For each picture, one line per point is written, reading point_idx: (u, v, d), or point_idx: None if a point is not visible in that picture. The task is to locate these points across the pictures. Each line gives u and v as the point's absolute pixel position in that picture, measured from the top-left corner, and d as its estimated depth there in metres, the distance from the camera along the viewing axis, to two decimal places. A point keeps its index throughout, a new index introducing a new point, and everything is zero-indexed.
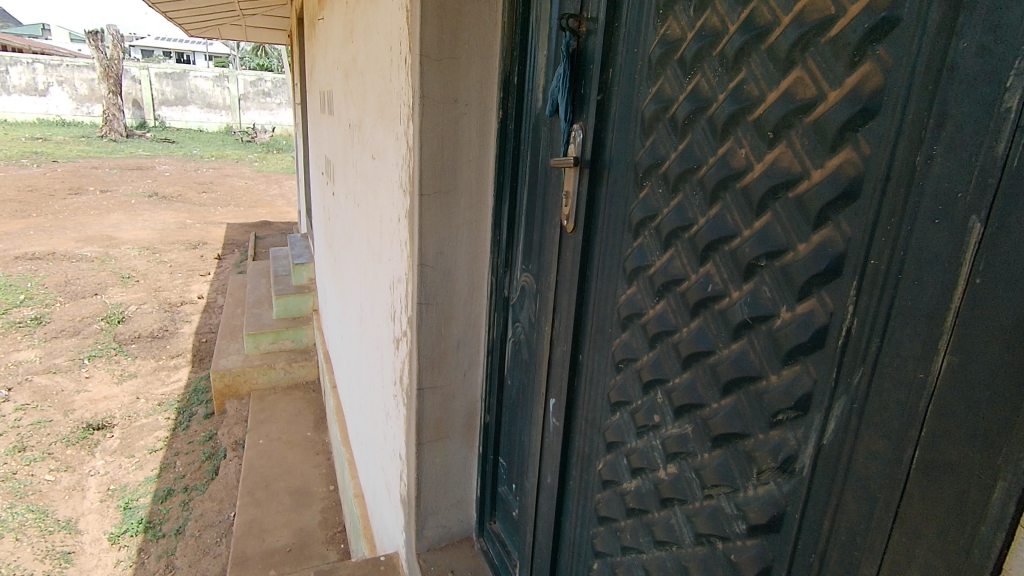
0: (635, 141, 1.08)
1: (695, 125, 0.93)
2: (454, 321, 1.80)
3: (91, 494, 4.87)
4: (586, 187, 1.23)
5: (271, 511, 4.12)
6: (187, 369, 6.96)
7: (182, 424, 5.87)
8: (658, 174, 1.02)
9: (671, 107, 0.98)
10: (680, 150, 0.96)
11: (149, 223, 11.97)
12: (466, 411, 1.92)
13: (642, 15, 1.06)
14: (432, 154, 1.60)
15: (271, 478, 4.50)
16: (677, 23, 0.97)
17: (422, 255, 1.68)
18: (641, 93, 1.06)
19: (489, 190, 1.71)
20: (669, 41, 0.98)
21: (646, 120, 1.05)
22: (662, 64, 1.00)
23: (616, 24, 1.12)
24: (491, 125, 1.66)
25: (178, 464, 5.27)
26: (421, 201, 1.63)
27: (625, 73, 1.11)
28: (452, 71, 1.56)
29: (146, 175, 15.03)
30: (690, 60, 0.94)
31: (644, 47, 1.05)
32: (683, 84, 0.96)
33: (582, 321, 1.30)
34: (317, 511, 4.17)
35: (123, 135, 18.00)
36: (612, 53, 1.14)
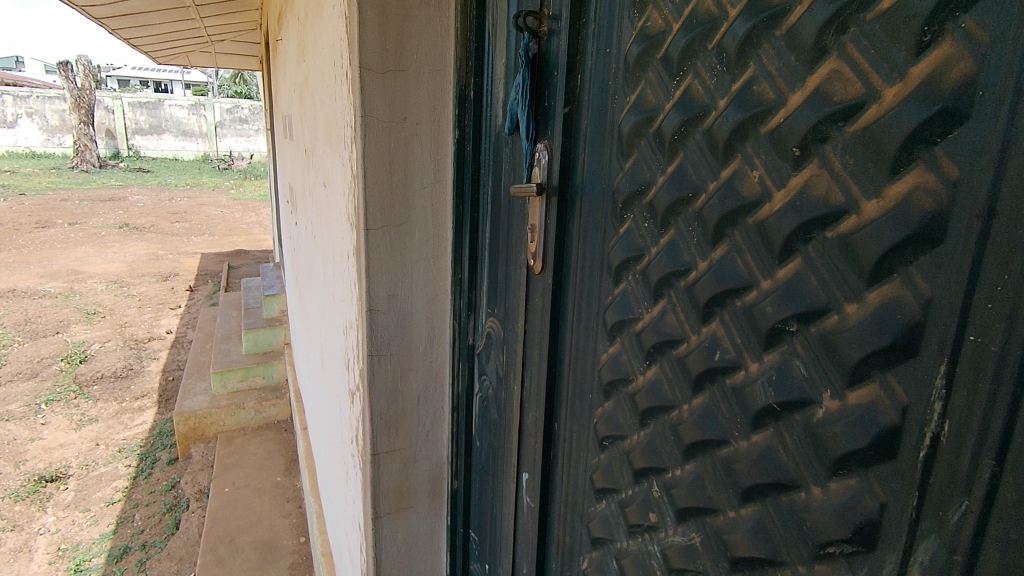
0: (614, 162, 0.86)
1: (689, 141, 0.71)
2: (412, 372, 1.55)
3: (40, 556, 4.52)
4: (554, 221, 1.00)
5: (234, 570, 3.79)
6: (152, 411, 6.57)
7: (144, 472, 5.49)
8: (643, 205, 0.80)
9: (656, 118, 0.76)
10: (668, 176, 0.74)
11: (119, 256, 11.53)
12: (431, 475, 1.67)
13: (614, 5, 0.84)
14: (377, 182, 1.37)
15: (236, 532, 4.16)
16: (660, 10, 0.75)
17: (372, 299, 1.44)
18: (617, 103, 0.84)
19: (447, 221, 1.47)
20: (650, 35, 0.76)
21: (624, 135, 0.83)
22: (641, 63, 0.78)
23: (583, 18, 0.91)
24: (447, 145, 1.42)
25: (138, 517, 4.90)
26: (367, 238, 1.39)
27: (595, 79, 0.89)
28: (399, 85, 1.34)
29: (118, 205, 14.55)
30: (680, 57, 0.72)
31: (618, 45, 0.83)
32: (670, 88, 0.74)
33: (556, 381, 1.07)
34: (285, 568, 3.83)
35: (96, 166, 17.57)
36: (578, 53, 0.92)
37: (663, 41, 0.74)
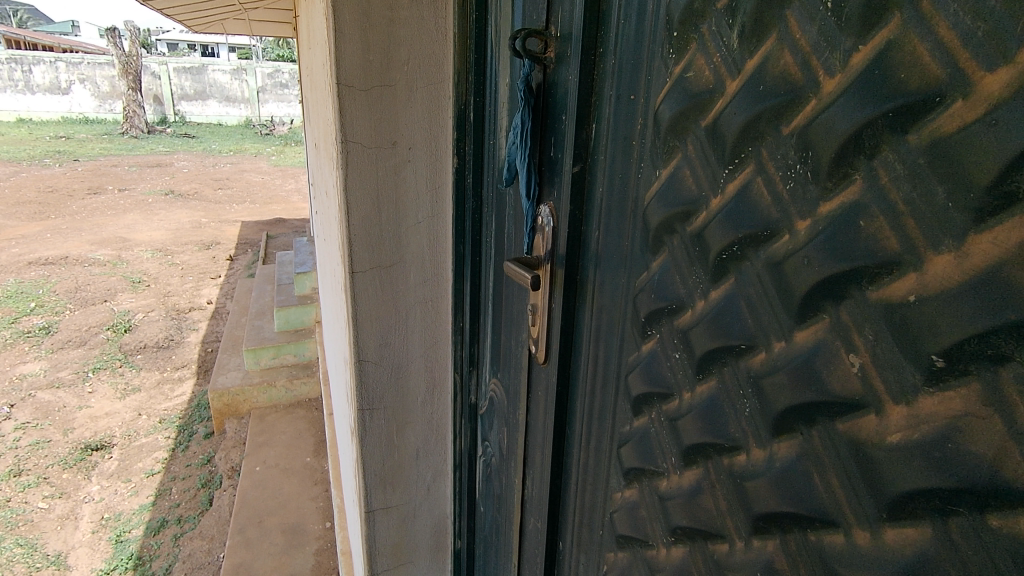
0: (635, 256, 0.62)
1: (744, 267, 0.47)
2: (410, 426, 1.37)
3: (84, 525, 4.42)
4: (558, 308, 0.77)
5: (260, 554, 3.43)
6: (191, 381, 6.30)
7: (182, 445, 5.33)
8: (675, 331, 0.57)
9: (696, 217, 0.52)
10: (711, 308, 0.51)
11: (163, 223, 11.24)
12: (434, 531, 1.50)
13: (640, 34, 0.58)
14: (363, 218, 1.16)
15: (264, 513, 3.79)
16: (706, 54, 0.49)
17: (360, 349, 1.25)
18: (642, 177, 0.60)
19: (447, 260, 1.26)
20: (692, 91, 0.51)
21: (651, 226, 0.59)
22: (677, 130, 0.53)
23: (599, 46, 0.66)
24: (445, 173, 1.20)
25: (175, 490, 4.75)
26: (353, 282, 1.20)
27: (614, 138, 0.64)
28: (386, 104, 1.11)
29: (164, 171, 14.47)
30: (735, 135, 0.46)
31: (647, 93, 0.58)
32: (720, 179, 0.49)
33: (562, 493, 0.87)
34: (310, 555, 3.42)
35: (145, 131, 17.53)
36: (593, 95, 0.67)
37: (709, 105, 0.49)
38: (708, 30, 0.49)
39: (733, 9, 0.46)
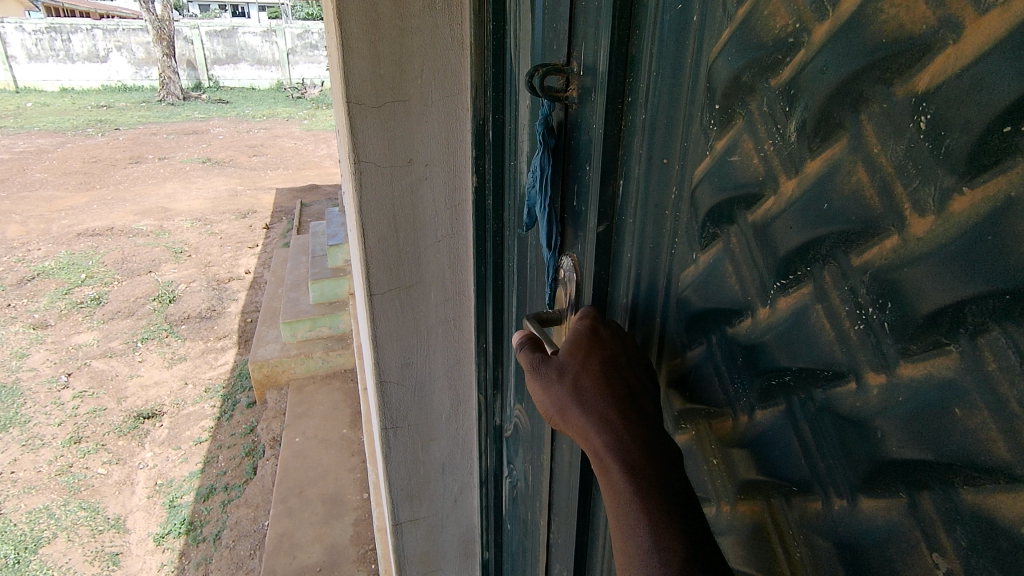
0: (670, 336, 0.61)
1: (793, 399, 0.48)
2: (435, 442, 1.35)
3: (140, 489, 4.14)
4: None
5: (302, 525, 3.16)
6: (233, 350, 5.71)
7: (227, 413, 4.79)
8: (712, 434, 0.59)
9: (741, 321, 0.52)
10: (755, 427, 0.53)
11: (203, 191, 10.73)
12: (462, 541, 1.49)
13: (675, 89, 0.54)
14: (380, 239, 1.11)
15: (305, 483, 3.47)
16: (756, 138, 0.47)
17: (382, 370, 1.22)
18: (680, 252, 0.57)
19: (468, 279, 1.21)
20: (741, 179, 0.49)
21: (686, 311, 0.58)
22: (717, 217, 0.52)
23: (626, 94, 0.59)
24: (465, 188, 1.13)
25: (223, 457, 4.35)
26: (372, 303, 1.16)
27: (641, 204, 0.60)
28: (400, 120, 1.04)
29: (201, 138, 14.07)
30: (791, 247, 0.46)
31: (688, 160, 0.54)
32: (769, 290, 0.49)
33: (591, 533, 0.87)
34: (349, 524, 3.14)
35: (181, 98, 17.13)
36: (619, 146, 0.61)
37: (756, 203, 0.48)
38: (756, 110, 0.47)
39: (789, 93, 0.44)
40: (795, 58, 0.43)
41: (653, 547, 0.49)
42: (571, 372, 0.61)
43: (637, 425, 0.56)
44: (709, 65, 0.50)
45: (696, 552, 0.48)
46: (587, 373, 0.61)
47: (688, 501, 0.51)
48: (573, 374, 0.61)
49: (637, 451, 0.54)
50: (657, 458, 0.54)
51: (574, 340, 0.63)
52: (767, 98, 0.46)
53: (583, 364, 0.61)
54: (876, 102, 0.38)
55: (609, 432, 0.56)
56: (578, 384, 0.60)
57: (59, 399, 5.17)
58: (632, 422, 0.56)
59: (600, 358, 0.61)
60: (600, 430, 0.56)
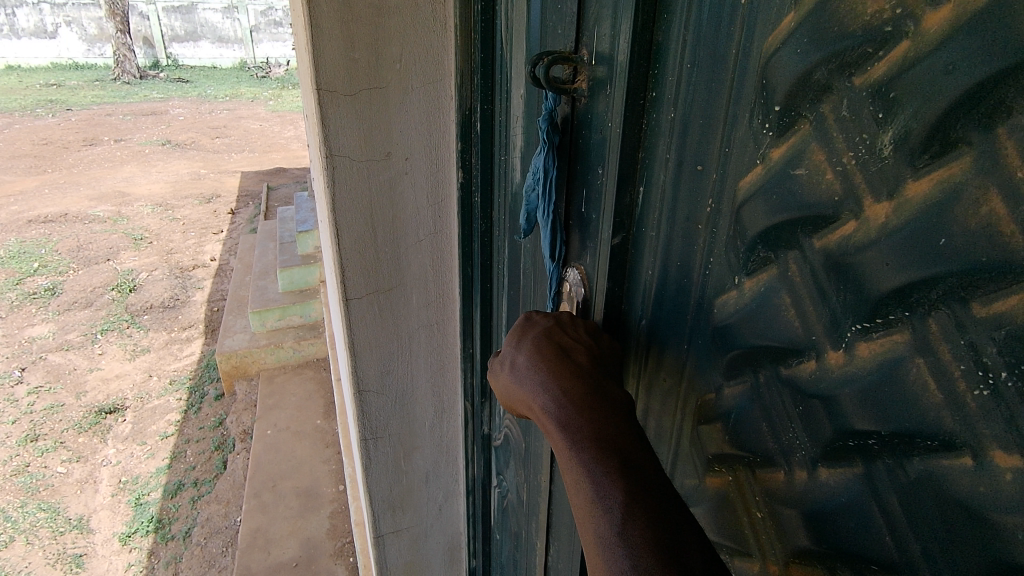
0: (703, 368, 0.57)
1: (878, 464, 0.41)
2: (418, 451, 1.30)
3: (104, 487, 3.97)
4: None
5: (276, 520, 3.04)
6: (200, 340, 5.48)
7: (194, 406, 4.59)
8: (758, 486, 0.53)
9: (801, 362, 0.46)
10: (817, 486, 0.47)
11: (164, 175, 10.25)
12: (448, 548, 1.44)
13: (714, 87, 0.49)
14: (355, 239, 1.06)
15: (278, 476, 3.34)
16: (828, 147, 0.41)
17: (361, 379, 1.18)
18: (718, 272, 0.53)
19: (452, 280, 1.17)
20: (813, 199, 0.43)
21: (731, 345, 0.53)
22: (772, 240, 0.47)
23: (650, 88, 0.56)
24: (448, 183, 1.08)
25: (191, 452, 4.17)
26: (349, 308, 1.11)
27: (666, 216, 0.57)
28: (376, 109, 0.98)
29: (160, 119, 13.42)
30: (880, 287, 0.39)
31: (744, 173, 0.48)
32: (845, 333, 0.42)
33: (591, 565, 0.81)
34: (325, 517, 3.04)
35: (137, 77, 16.31)
36: (640, 147, 0.59)
37: (827, 226, 0.42)
38: (828, 113, 0.41)
39: (879, 93, 0.37)
40: (894, 52, 0.36)
41: (594, 490, 0.46)
42: (510, 355, 0.62)
43: (574, 377, 0.56)
44: (769, 55, 0.44)
45: (636, 482, 0.46)
46: (526, 351, 0.61)
47: (632, 443, 0.49)
48: (515, 357, 0.62)
49: (574, 401, 0.53)
50: (595, 408, 0.53)
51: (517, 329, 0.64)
52: (848, 100, 0.39)
53: (518, 344, 0.62)
54: (1021, 111, 0.30)
55: (548, 393, 0.55)
56: (515, 362, 0.61)
57: (13, 395, 4.90)
58: (564, 378, 0.56)
59: (536, 332, 0.62)
60: (538, 397, 0.56)
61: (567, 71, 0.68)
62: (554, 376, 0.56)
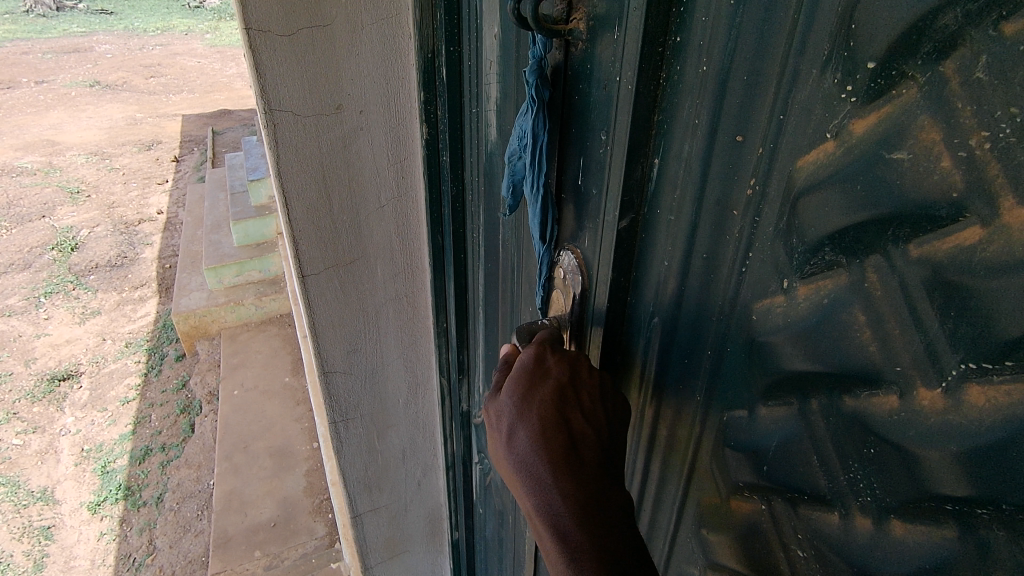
0: (728, 381, 0.50)
1: (980, 534, 0.34)
2: (393, 429, 1.26)
3: (66, 457, 3.80)
4: (597, 342, 0.62)
5: (250, 481, 2.93)
6: (154, 299, 5.16)
7: (154, 368, 4.34)
8: (799, 522, 0.47)
9: (874, 397, 0.38)
10: (884, 542, 0.40)
11: (95, 120, 9.39)
12: (428, 520, 1.43)
13: (766, 39, 0.40)
14: (307, 209, 0.96)
15: (248, 438, 3.21)
16: (949, 123, 0.31)
17: (326, 359, 1.11)
18: (761, 271, 0.44)
19: (421, 249, 1.07)
20: (919, 192, 0.33)
21: (774, 365, 0.45)
22: (846, 242, 0.38)
23: (672, 31, 0.47)
24: (412, 142, 0.96)
25: (155, 417, 3.96)
26: (307, 284, 1.02)
27: (691, 193, 0.48)
28: (322, 52, 0.85)
29: (84, 57, 12.19)
30: (1008, 329, 0.30)
31: (820, 151, 0.38)
32: (947, 376, 0.33)
33: None
34: (301, 476, 2.96)
35: (54, 10, 14.66)
36: (656, 108, 0.50)
37: (935, 228, 0.32)
38: (950, 73, 0.31)
39: None
40: None
41: None
42: (509, 420, 0.54)
43: (575, 481, 0.48)
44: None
45: None
46: (527, 424, 0.52)
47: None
48: (512, 423, 0.54)
49: (572, 516, 0.47)
50: (595, 525, 0.46)
51: (518, 382, 0.54)
52: (988, 53, 0.29)
53: (521, 412, 0.53)
54: None
55: (541, 491, 0.49)
56: (514, 436, 0.53)
57: None
58: (563, 481, 0.48)
59: (542, 405, 0.52)
60: (532, 495, 0.50)
61: (555, 11, 0.57)
62: (556, 487, 0.48)
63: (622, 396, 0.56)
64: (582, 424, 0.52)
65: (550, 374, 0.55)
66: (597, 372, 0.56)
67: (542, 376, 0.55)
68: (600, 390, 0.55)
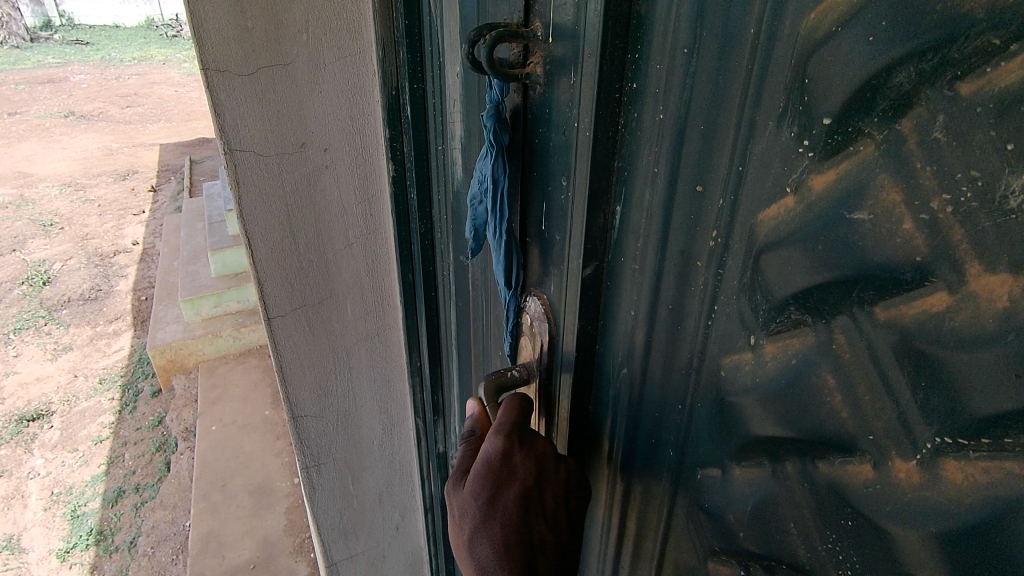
0: (700, 438, 0.48)
1: None
2: (368, 472, 1.21)
3: (34, 502, 3.61)
4: (565, 408, 0.60)
5: (228, 521, 2.79)
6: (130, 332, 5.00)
7: (128, 405, 4.17)
8: None
9: (849, 464, 0.36)
10: None
11: (70, 151, 9.23)
12: (410, 565, 1.37)
13: (722, 89, 0.38)
14: (272, 248, 0.93)
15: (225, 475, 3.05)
16: (909, 183, 0.29)
17: (296, 401, 1.08)
18: (726, 327, 0.42)
19: (392, 286, 1.03)
20: (886, 253, 0.31)
21: (744, 425, 0.43)
22: (811, 302, 0.36)
23: (628, 77, 0.45)
24: (379, 178, 0.92)
25: (129, 455, 3.78)
26: (273, 324, 0.99)
27: (654, 243, 0.46)
28: (282, 89, 0.83)
29: (59, 88, 12.03)
30: (984, 406, 0.28)
31: (779, 208, 0.36)
32: (922, 449, 0.31)
33: None
34: (282, 514, 2.82)
35: (29, 42, 14.52)
36: (616, 154, 0.48)
37: (901, 292, 0.31)
38: (909, 131, 0.29)
39: (1004, 111, 0.25)
40: None
41: None
42: (472, 525, 0.54)
43: None
44: (815, 46, 0.32)
45: None
46: (488, 531, 0.54)
47: None
48: (474, 524, 0.55)
49: None
50: None
51: (482, 485, 0.55)
52: (945, 113, 0.27)
53: (485, 519, 0.54)
54: None
55: None
56: (474, 537, 0.54)
57: None
58: None
59: (506, 514, 0.54)
60: None
61: (513, 56, 0.55)
62: None
63: (583, 491, 0.58)
64: (543, 528, 0.55)
65: (516, 476, 0.55)
66: (563, 466, 0.57)
67: (507, 477, 0.54)
68: (564, 486, 0.56)
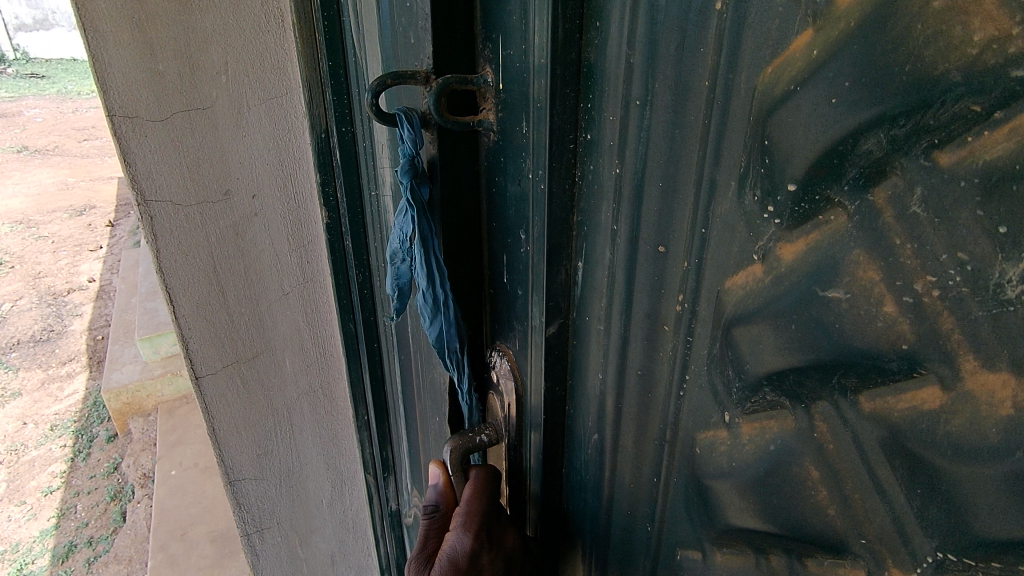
0: (678, 516, 0.43)
1: None
2: (317, 533, 1.12)
3: None
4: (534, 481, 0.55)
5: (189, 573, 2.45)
6: (84, 374, 4.71)
7: (82, 452, 3.84)
8: None
9: (841, 565, 0.33)
10: None
11: (22, 188, 8.84)
12: None
13: (678, 145, 0.34)
14: (197, 303, 0.87)
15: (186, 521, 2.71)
16: (888, 261, 0.26)
17: (232, 463, 1.00)
18: (698, 400, 0.38)
19: (334, 336, 0.96)
20: (865, 342, 0.27)
21: (722, 510, 0.39)
22: (788, 383, 0.32)
23: (581, 126, 0.40)
24: (314, 223, 0.87)
25: (81, 506, 3.47)
26: (203, 382, 0.92)
27: (618, 303, 0.42)
28: (202, 136, 0.77)
29: (11, 123, 11.60)
30: (994, 524, 0.25)
31: (747, 280, 0.32)
32: (923, 559, 0.29)
33: None
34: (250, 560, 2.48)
35: None
36: (574, 207, 0.43)
37: (886, 381, 0.27)
38: (882, 202, 0.26)
39: (991, 188, 0.22)
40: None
41: None
42: None
43: None
44: (771, 106, 0.28)
45: None
46: None
47: None
48: None
49: None
50: None
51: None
52: (923, 186, 0.24)
53: None
54: None
55: None
56: None
57: None
58: None
59: None
60: None
61: (426, 107, 0.51)
62: None
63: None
64: None
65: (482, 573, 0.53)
66: (525, 557, 0.57)
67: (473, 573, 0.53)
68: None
